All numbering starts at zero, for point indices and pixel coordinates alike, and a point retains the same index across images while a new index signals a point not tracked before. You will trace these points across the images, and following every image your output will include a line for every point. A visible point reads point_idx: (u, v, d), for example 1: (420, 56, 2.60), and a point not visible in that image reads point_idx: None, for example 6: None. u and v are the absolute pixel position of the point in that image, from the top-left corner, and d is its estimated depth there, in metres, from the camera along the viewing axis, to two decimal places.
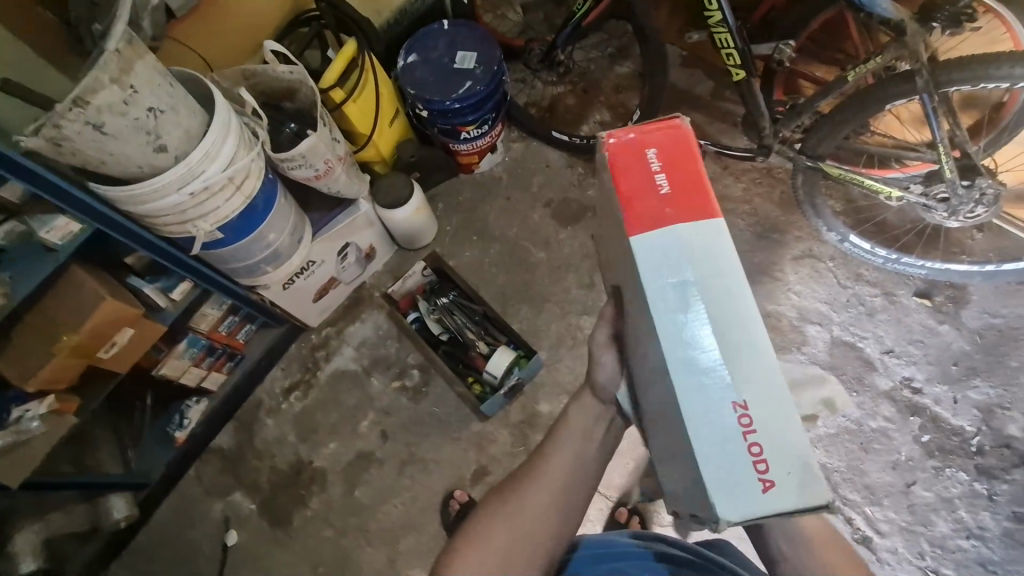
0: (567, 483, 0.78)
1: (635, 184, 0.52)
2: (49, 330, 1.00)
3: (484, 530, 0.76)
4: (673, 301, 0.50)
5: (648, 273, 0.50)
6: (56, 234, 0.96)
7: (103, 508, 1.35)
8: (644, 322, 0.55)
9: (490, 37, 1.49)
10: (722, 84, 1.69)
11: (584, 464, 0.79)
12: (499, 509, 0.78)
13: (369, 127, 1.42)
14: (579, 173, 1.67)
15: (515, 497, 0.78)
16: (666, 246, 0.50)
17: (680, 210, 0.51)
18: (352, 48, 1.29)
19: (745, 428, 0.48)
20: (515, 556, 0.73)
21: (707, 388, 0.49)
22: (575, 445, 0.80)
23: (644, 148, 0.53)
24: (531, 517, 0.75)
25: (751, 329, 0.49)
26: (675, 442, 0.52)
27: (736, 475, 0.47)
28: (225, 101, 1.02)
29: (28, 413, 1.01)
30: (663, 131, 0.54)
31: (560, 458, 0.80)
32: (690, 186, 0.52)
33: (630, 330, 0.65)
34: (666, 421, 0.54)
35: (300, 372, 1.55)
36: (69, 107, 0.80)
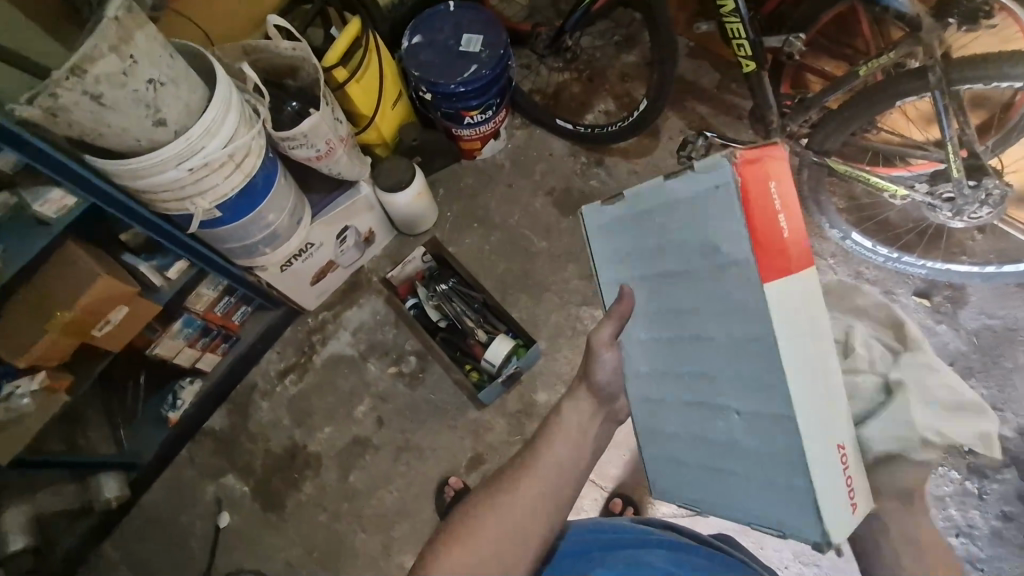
0: (554, 482, 0.78)
1: (761, 225, 0.58)
2: (41, 306, 0.98)
3: (472, 525, 0.74)
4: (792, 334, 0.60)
5: (783, 311, 0.59)
6: (50, 208, 0.93)
7: (94, 488, 1.33)
8: (754, 362, 0.63)
9: (497, 20, 1.46)
10: (728, 77, 1.68)
11: (571, 464, 0.80)
12: (487, 505, 0.76)
13: (372, 109, 1.40)
14: (583, 162, 1.66)
15: (504, 495, 0.76)
16: (790, 298, 0.59)
17: (796, 249, 0.59)
18: (357, 27, 1.26)
19: (843, 463, 0.63)
20: (506, 553, 0.72)
21: (820, 433, 0.62)
22: (564, 446, 0.81)
23: (768, 185, 0.58)
24: (521, 515, 0.75)
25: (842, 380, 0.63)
26: (775, 453, 0.65)
27: (837, 486, 0.64)
28: (226, 76, 0.99)
29: (19, 389, 1.00)
30: (766, 160, 0.57)
31: (548, 457, 0.80)
32: (799, 234, 0.59)
33: (685, 336, 0.72)
34: (769, 455, 0.66)
35: (296, 356, 1.54)
36: (66, 76, 0.78)
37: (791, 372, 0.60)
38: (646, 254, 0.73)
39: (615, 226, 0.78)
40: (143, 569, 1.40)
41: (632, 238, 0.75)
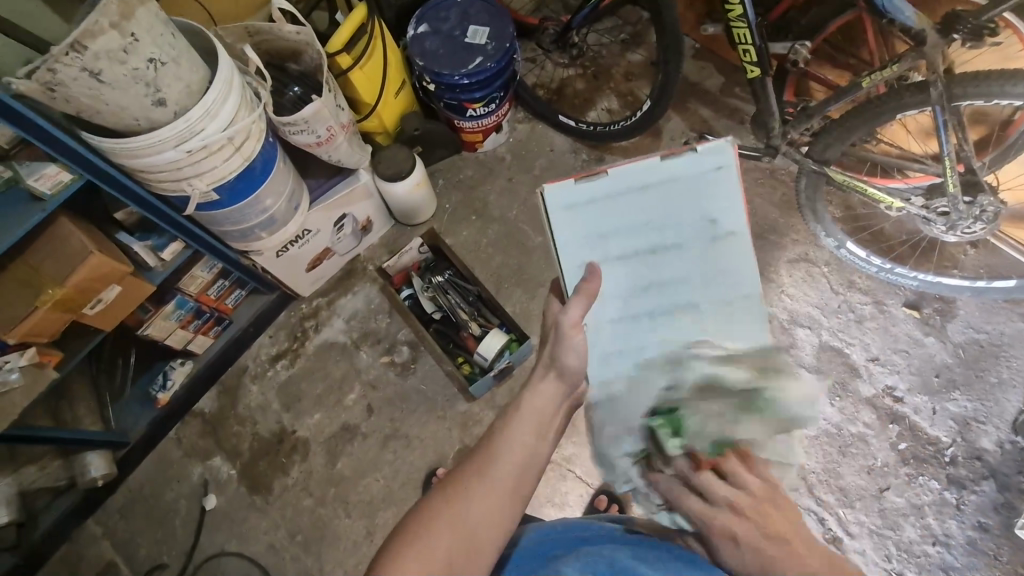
0: (514, 475, 0.71)
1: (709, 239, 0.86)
2: (32, 281, 0.97)
3: (424, 533, 0.65)
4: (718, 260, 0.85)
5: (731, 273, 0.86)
6: (44, 182, 0.91)
7: (80, 464, 1.33)
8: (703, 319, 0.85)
9: (504, 12, 1.45)
10: (732, 80, 1.68)
11: (531, 453, 0.74)
12: (444, 508, 0.67)
13: (374, 97, 1.39)
14: (583, 160, 1.66)
15: (461, 494, 0.69)
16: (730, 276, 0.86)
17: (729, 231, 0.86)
18: (362, 14, 1.25)
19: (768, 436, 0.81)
20: (465, 559, 0.64)
21: None
22: (525, 433, 0.75)
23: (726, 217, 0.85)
24: (482, 517, 0.67)
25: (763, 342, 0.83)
26: None
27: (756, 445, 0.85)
28: (228, 58, 0.98)
29: (8, 364, 0.99)
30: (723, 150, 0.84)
31: (507, 449, 0.73)
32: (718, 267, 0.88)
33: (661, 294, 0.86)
34: None
35: (288, 341, 1.53)
36: (66, 51, 0.77)
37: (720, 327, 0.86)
38: (635, 229, 0.86)
39: (587, 204, 0.85)
40: (126, 547, 1.40)
41: (611, 209, 0.85)
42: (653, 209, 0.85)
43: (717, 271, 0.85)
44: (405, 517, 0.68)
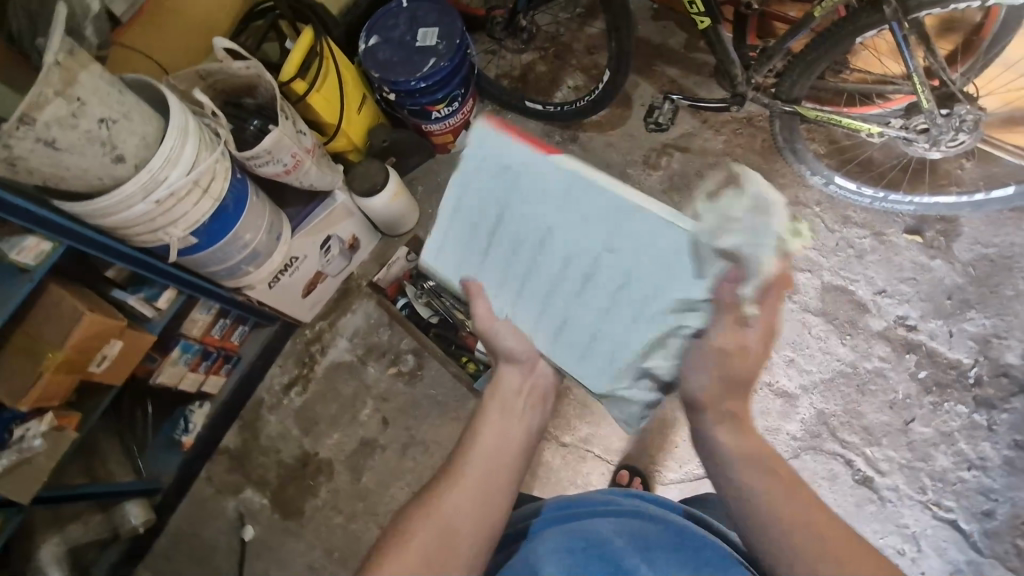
0: (487, 478, 0.74)
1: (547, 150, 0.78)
2: (34, 351, 1.01)
3: (405, 534, 0.69)
4: (581, 204, 0.76)
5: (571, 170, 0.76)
6: (27, 255, 0.95)
7: (120, 515, 1.38)
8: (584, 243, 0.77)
9: (450, 9, 1.46)
10: (694, 35, 1.68)
11: (501, 456, 0.77)
12: (423, 512, 0.71)
13: (337, 116, 1.40)
14: (557, 142, 1.67)
15: (438, 500, 0.72)
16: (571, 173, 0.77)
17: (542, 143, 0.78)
18: (309, 37, 1.27)
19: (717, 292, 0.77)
20: (442, 551, 0.67)
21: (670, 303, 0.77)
22: (495, 437, 0.79)
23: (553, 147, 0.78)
24: (456, 517, 0.70)
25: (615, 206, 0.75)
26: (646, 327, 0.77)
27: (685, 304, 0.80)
28: (180, 104, 1.01)
29: (30, 432, 1.05)
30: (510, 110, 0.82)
31: (479, 454, 0.77)
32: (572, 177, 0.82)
33: (550, 273, 0.80)
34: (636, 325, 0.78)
35: (298, 368, 1.57)
36: (17, 125, 0.79)
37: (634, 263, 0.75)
38: (464, 225, 0.83)
39: (437, 252, 0.86)
40: None
41: (455, 247, 0.85)
42: (473, 203, 0.81)
43: (546, 192, 0.77)
44: (395, 523, 0.72)
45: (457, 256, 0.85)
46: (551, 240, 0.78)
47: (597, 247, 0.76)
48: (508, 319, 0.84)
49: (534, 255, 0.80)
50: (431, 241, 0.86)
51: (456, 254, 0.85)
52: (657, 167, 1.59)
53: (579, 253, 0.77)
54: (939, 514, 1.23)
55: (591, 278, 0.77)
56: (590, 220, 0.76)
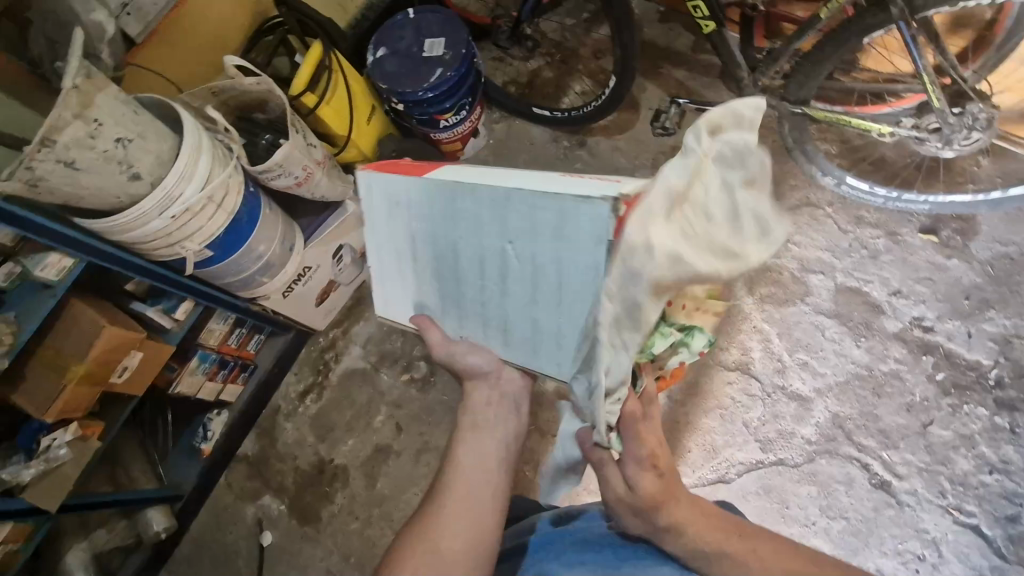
0: (472, 495, 0.80)
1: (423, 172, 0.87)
2: (58, 364, 1.04)
3: (402, 551, 0.76)
4: (452, 205, 0.78)
5: (437, 183, 0.80)
6: (50, 271, 0.98)
7: (142, 522, 1.42)
8: (483, 237, 0.76)
9: (455, 19, 1.48)
10: (701, 37, 1.67)
11: (484, 471, 0.82)
12: (416, 534, 0.77)
13: (347, 128, 1.43)
14: (565, 147, 1.68)
15: (429, 522, 0.78)
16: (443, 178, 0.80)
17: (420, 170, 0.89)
18: (317, 51, 1.30)
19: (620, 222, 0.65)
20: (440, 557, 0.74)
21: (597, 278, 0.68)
22: (476, 453, 0.84)
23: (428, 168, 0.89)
24: (447, 535, 0.76)
25: (492, 195, 0.73)
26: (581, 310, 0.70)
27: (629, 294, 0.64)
28: (193, 121, 1.03)
29: (56, 441, 1.07)
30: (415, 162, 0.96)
31: (461, 472, 0.82)
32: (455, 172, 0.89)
33: (471, 277, 0.81)
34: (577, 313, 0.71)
35: (313, 375, 1.60)
36: (38, 148, 0.82)
37: (535, 252, 0.71)
38: (395, 267, 0.92)
39: (389, 299, 0.95)
40: None
41: (398, 288, 0.93)
42: (391, 246, 0.91)
43: (429, 212, 0.83)
44: (393, 546, 0.79)
45: (402, 294, 0.93)
46: (451, 244, 0.81)
47: (494, 238, 0.75)
48: (463, 337, 0.88)
49: (454, 265, 0.82)
50: (379, 292, 0.96)
51: (403, 295, 0.93)
52: None
53: (486, 248, 0.76)
54: (960, 519, 1.21)
55: (503, 271, 0.76)
56: (467, 211, 0.77)
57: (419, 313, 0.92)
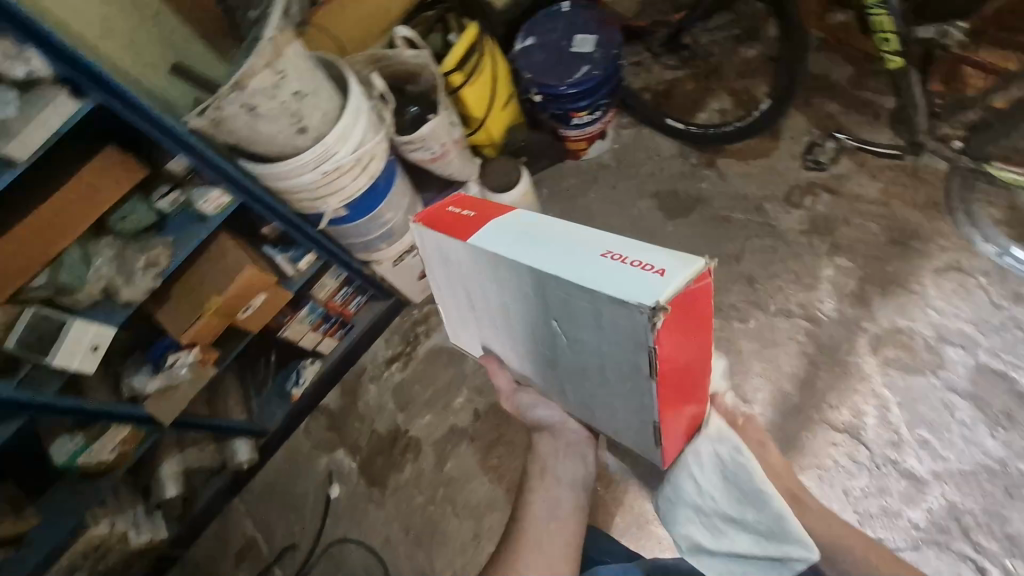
0: (549, 544, 0.81)
1: (461, 229, 0.78)
2: (197, 292, 1.10)
3: None
4: (499, 279, 0.73)
5: (480, 256, 0.74)
6: (209, 205, 1.03)
7: (230, 451, 1.50)
8: (531, 314, 0.74)
9: (608, 20, 1.48)
10: (864, 72, 1.57)
11: (558, 526, 0.84)
12: None
13: (484, 111, 1.44)
14: (692, 164, 1.62)
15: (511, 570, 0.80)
16: (487, 246, 0.73)
17: (458, 223, 0.79)
18: (474, 33, 1.32)
19: (654, 270, 0.59)
20: None
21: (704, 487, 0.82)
22: (549, 505, 0.86)
23: (466, 215, 0.81)
24: None
25: (534, 281, 0.67)
26: (639, 401, 0.68)
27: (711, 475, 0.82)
28: (358, 85, 1.06)
29: (179, 360, 1.15)
30: (470, 200, 0.86)
31: (537, 522, 0.84)
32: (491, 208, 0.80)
33: (528, 339, 0.81)
34: (632, 396, 0.69)
35: (401, 345, 1.64)
36: (230, 91, 0.88)
37: (581, 336, 0.68)
38: (457, 310, 0.95)
39: (458, 327, 1.01)
40: (266, 527, 1.55)
41: (463, 324, 0.98)
42: (449, 291, 0.91)
43: (477, 279, 0.79)
44: None
45: (467, 330, 0.98)
46: (502, 308, 0.80)
47: (541, 317, 0.72)
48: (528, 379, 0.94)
49: (508, 325, 0.82)
50: (449, 324, 1.03)
51: (467, 332, 0.99)
52: (800, 206, 1.50)
53: (534, 321, 0.75)
54: None
55: (552, 343, 0.75)
56: (510, 288, 0.73)
57: (485, 350, 0.99)
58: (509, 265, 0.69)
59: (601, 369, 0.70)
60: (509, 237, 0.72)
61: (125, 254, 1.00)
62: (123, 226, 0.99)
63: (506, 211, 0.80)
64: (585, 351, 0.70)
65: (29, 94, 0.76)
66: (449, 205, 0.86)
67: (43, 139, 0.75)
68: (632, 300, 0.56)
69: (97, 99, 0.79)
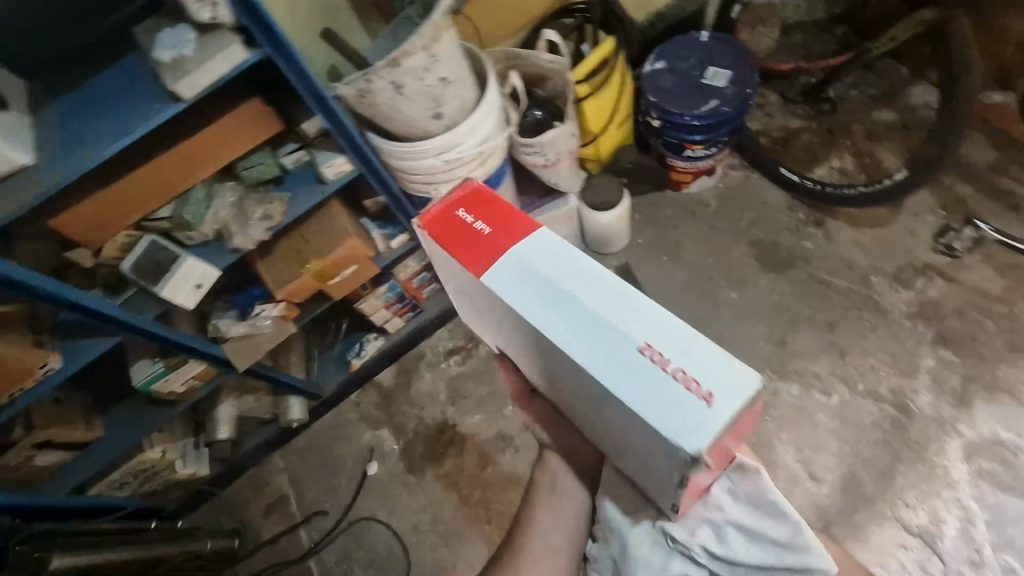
0: (554, 557, 0.86)
1: (475, 255, 0.63)
2: (299, 251, 1.12)
3: None
4: (518, 324, 0.63)
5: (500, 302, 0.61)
6: (331, 171, 1.03)
7: (284, 406, 1.53)
8: (548, 358, 0.66)
9: (748, 57, 1.43)
10: (1006, 159, 1.47)
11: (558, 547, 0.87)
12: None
13: (600, 127, 1.42)
14: (799, 220, 1.55)
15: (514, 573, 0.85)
16: (507, 294, 0.60)
17: (471, 244, 0.63)
18: (610, 47, 1.30)
19: (696, 392, 0.52)
20: None
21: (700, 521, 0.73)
22: (558, 522, 0.89)
23: (479, 230, 0.64)
24: None
25: (562, 356, 0.59)
26: (646, 467, 0.65)
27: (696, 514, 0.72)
28: (496, 80, 1.06)
29: (264, 312, 1.19)
30: (481, 195, 0.66)
31: (541, 535, 0.88)
32: (514, 227, 0.63)
33: (540, 365, 0.73)
34: (640, 460, 0.66)
35: (464, 339, 1.63)
36: (384, 66, 0.88)
37: (601, 405, 0.62)
38: (461, 296, 0.85)
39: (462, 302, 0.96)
40: (300, 487, 1.58)
41: (466, 304, 0.91)
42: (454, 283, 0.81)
43: (491, 306, 0.67)
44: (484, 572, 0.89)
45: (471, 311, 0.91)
46: (515, 334, 0.70)
47: (560, 367, 0.65)
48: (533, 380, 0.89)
49: (518, 342, 0.74)
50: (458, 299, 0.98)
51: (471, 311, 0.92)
52: (909, 287, 1.42)
53: (550, 363, 0.67)
54: None
55: (566, 383, 0.69)
56: (533, 338, 0.63)
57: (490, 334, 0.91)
58: (535, 328, 0.59)
59: (615, 432, 0.66)
60: (532, 292, 0.60)
61: (246, 201, 1.03)
62: (250, 173, 1.02)
63: (530, 227, 0.63)
64: (603, 413, 0.64)
65: (208, 36, 0.77)
66: (458, 203, 0.67)
67: (208, 84, 0.77)
68: (679, 444, 0.51)
69: (263, 52, 0.80)
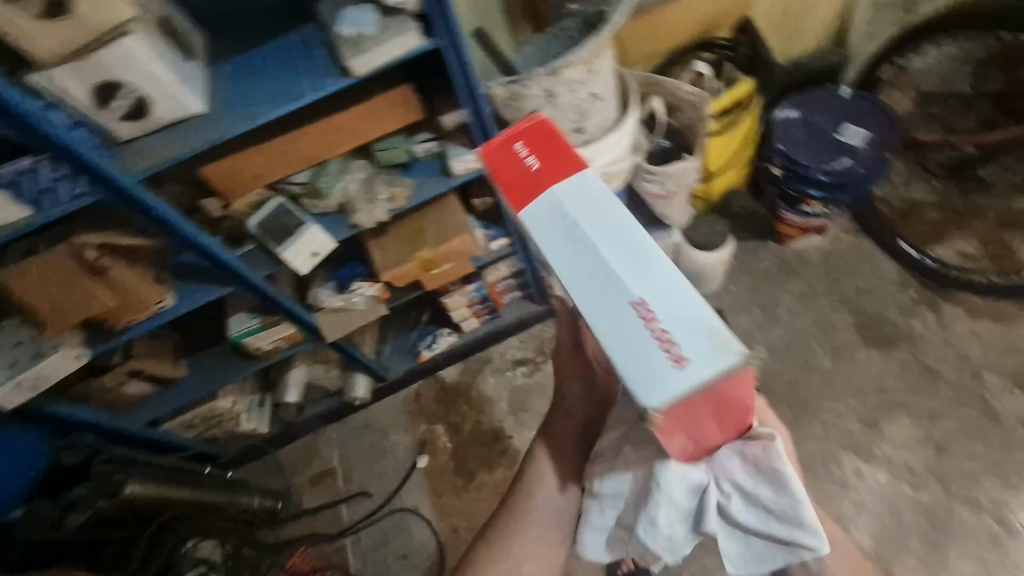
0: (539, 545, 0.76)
1: (505, 180, 0.54)
2: (410, 237, 1.14)
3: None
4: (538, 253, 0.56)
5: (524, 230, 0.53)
6: (460, 166, 1.04)
7: (350, 382, 1.55)
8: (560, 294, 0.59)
9: (889, 120, 1.37)
10: None
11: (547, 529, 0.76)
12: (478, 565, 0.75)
13: (720, 167, 1.38)
14: (912, 298, 1.45)
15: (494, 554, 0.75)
16: (531, 230, 0.52)
17: (504, 164, 0.54)
18: (746, 87, 1.27)
19: (675, 359, 0.46)
20: None
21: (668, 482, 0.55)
22: (544, 499, 0.78)
23: (516, 150, 0.54)
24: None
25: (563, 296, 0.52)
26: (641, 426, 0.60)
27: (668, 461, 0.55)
28: (638, 103, 1.05)
29: (360, 289, 1.20)
30: (536, 122, 0.53)
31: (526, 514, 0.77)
32: (561, 163, 0.53)
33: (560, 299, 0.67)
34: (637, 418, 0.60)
35: (534, 352, 1.62)
36: (543, 74, 0.88)
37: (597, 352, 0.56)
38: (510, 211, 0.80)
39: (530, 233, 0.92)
40: (348, 464, 1.59)
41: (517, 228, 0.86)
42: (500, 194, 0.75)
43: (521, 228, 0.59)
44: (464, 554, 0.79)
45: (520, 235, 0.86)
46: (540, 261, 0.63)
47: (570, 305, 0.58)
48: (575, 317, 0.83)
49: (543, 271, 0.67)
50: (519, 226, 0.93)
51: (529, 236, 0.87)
52: None
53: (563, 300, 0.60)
54: None
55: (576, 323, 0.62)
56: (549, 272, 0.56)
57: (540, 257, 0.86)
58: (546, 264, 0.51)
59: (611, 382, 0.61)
60: (554, 228, 0.51)
61: (374, 181, 1.05)
62: (383, 155, 1.04)
63: (573, 163, 0.52)
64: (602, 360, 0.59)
65: (391, 17, 0.79)
66: None
67: (384, 60, 0.78)
68: (635, 394, 0.46)
69: (436, 42, 0.81)
